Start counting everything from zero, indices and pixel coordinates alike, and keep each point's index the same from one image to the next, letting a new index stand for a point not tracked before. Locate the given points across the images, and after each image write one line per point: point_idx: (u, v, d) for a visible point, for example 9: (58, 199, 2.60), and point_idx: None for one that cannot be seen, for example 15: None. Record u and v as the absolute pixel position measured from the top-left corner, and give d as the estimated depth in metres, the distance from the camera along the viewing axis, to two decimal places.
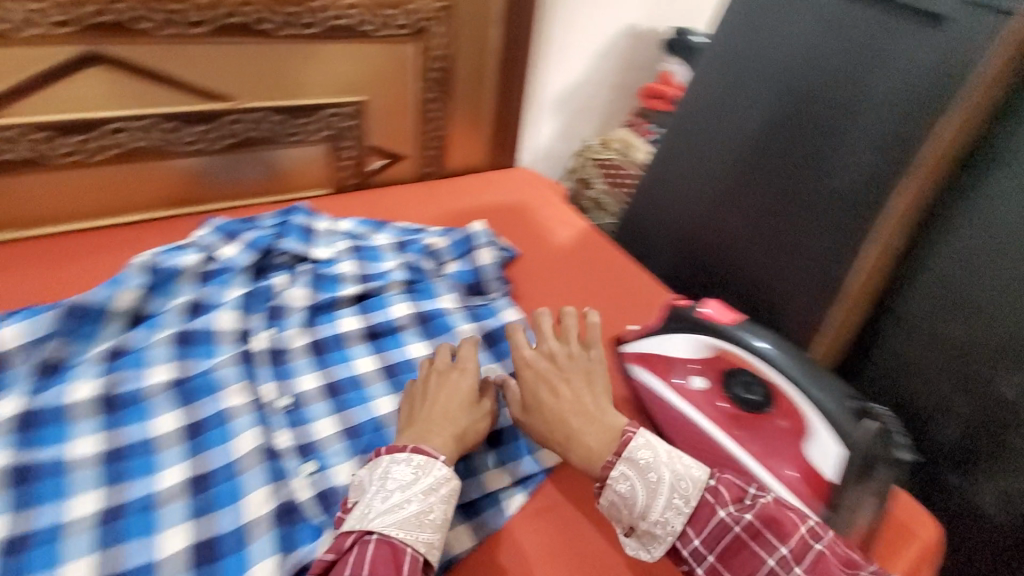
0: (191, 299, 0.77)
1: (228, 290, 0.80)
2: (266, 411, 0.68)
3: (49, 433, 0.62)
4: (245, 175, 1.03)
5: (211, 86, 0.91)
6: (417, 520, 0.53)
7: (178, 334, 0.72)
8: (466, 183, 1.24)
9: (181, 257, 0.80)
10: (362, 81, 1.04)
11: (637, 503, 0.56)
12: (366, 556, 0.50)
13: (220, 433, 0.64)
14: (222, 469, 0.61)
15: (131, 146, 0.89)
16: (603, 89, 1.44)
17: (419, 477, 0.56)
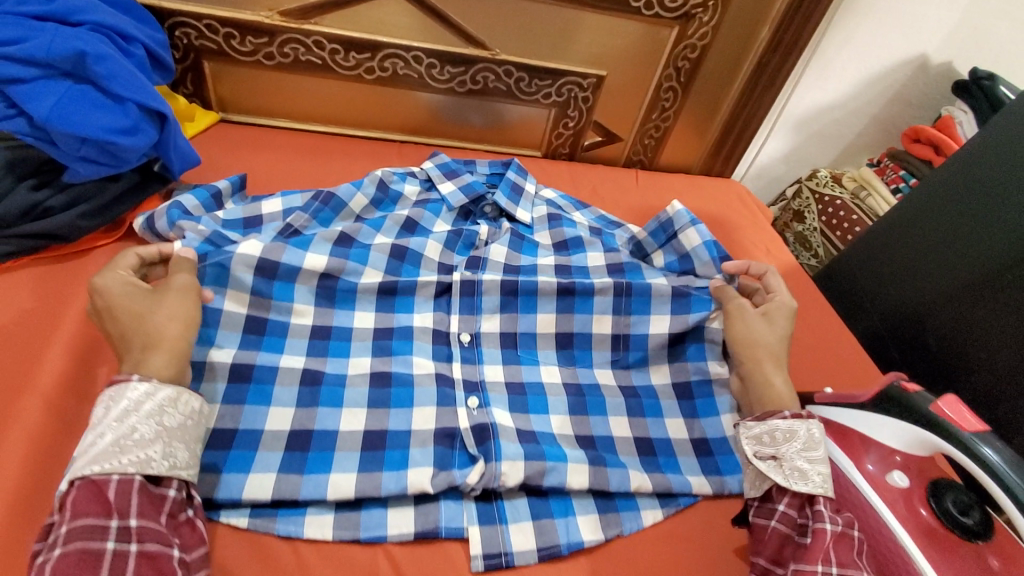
0: (408, 216, 0.83)
1: (438, 222, 0.86)
2: (448, 345, 0.71)
3: (282, 287, 0.69)
4: (476, 121, 1.09)
5: (477, 34, 0.97)
6: (120, 446, 0.48)
7: (395, 247, 0.76)
8: (674, 181, 1.18)
9: (407, 185, 0.88)
10: (610, 56, 1.03)
11: (815, 450, 0.59)
12: (72, 498, 0.45)
13: (404, 347, 0.70)
14: (400, 376, 0.66)
15: (399, 72, 0.99)
16: (855, 119, 1.27)
17: (111, 408, 0.49)
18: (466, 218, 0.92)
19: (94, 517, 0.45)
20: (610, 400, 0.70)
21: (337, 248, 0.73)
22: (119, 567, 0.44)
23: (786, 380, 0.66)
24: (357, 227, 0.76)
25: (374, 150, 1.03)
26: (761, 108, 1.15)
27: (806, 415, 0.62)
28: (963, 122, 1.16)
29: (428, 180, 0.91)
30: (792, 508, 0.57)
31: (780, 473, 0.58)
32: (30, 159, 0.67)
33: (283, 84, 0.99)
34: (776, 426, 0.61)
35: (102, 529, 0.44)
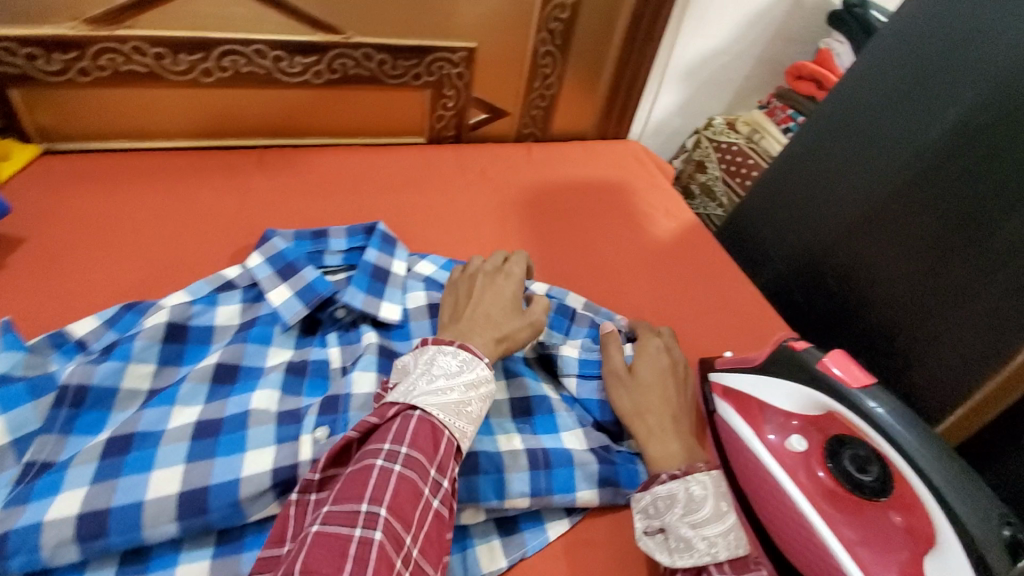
0: (244, 320, 0.67)
1: (270, 352, 0.65)
2: (297, 377, 0.62)
3: (87, 419, 0.56)
4: (344, 114, 0.99)
5: (322, 15, 0.87)
6: (456, 407, 0.53)
7: (244, 321, 0.67)
8: (568, 150, 1.13)
9: (218, 312, 0.67)
10: (477, 25, 0.95)
11: (700, 511, 0.53)
12: (410, 428, 0.51)
13: (247, 385, 0.60)
14: (234, 417, 0.56)
15: (242, 70, 0.88)
16: (742, 62, 1.26)
17: (464, 370, 0.56)
18: (313, 331, 0.69)
19: (425, 459, 0.50)
20: (496, 420, 0.62)
21: (165, 352, 0.62)
22: (423, 516, 0.49)
23: (684, 445, 0.59)
24: (185, 311, 0.65)
25: (232, 162, 0.92)
26: (646, 59, 1.12)
27: (692, 472, 0.55)
28: (840, 53, 1.17)
29: (254, 284, 0.70)
30: None
31: (665, 548, 0.53)
32: None
33: (110, 100, 0.86)
34: (657, 492, 0.54)
35: (426, 476, 0.49)
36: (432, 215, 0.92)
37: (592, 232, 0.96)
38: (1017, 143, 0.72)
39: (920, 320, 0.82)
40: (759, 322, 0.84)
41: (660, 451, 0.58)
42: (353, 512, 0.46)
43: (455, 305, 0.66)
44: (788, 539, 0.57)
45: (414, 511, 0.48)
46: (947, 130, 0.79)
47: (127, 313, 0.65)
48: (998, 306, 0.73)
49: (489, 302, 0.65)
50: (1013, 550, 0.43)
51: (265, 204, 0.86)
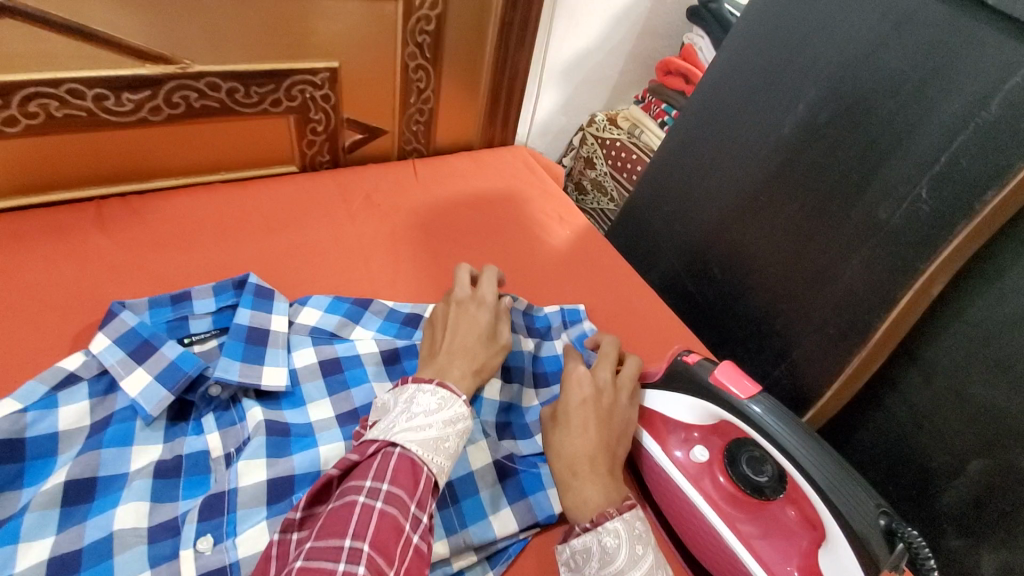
0: (96, 420, 0.58)
1: (134, 451, 0.56)
2: (172, 478, 0.55)
3: None
4: (197, 149, 0.88)
5: (147, 44, 0.75)
6: (435, 443, 0.50)
7: (97, 421, 0.58)
8: (455, 163, 1.10)
9: (60, 414, 0.56)
10: (336, 44, 0.88)
11: (614, 563, 0.48)
12: (389, 464, 0.48)
13: (109, 501, 0.52)
14: (96, 548, 0.48)
15: (57, 115, 0.75)
16: (614, 59, 1.28)
17: (442, 407, 0.53)
18: (184, 417, 0.62)
19: (406, 494, 0.47)
20: None
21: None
22: (405, 552, 0.45)
23: (598, 487, 0.54)
24: (19, 423, 0.54)
25: (61, 221, 0.78)
26: (521, 64, 1.10)
27: (602, 522, 0.50)
28: (702, 47, 1.23)
29: (105, 372, 0.60)
30: None
31: None
32: None
33: None
34: (575, 545, 0.51)
35: (407, 512, 0.46)
36: (313, 253, 0.84)
37: (487, 249, 0.93)
38: (854, 136, 0.78)
39: (793, 302, 0.88)
40: (657, 323, 0.86)
41: (570, 499, 0.54)
42: (338, 547, 0.43)
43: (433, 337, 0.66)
44: (704, 547, 0.58)
45: (397, 547, 0.45)
46: (797, 126, 0.84)
47: None
48: (854, 287, 0.80)
49: (460, 335, 0.64)
50: (890, 538, 0.47)
51: (110, 269, 0.74)
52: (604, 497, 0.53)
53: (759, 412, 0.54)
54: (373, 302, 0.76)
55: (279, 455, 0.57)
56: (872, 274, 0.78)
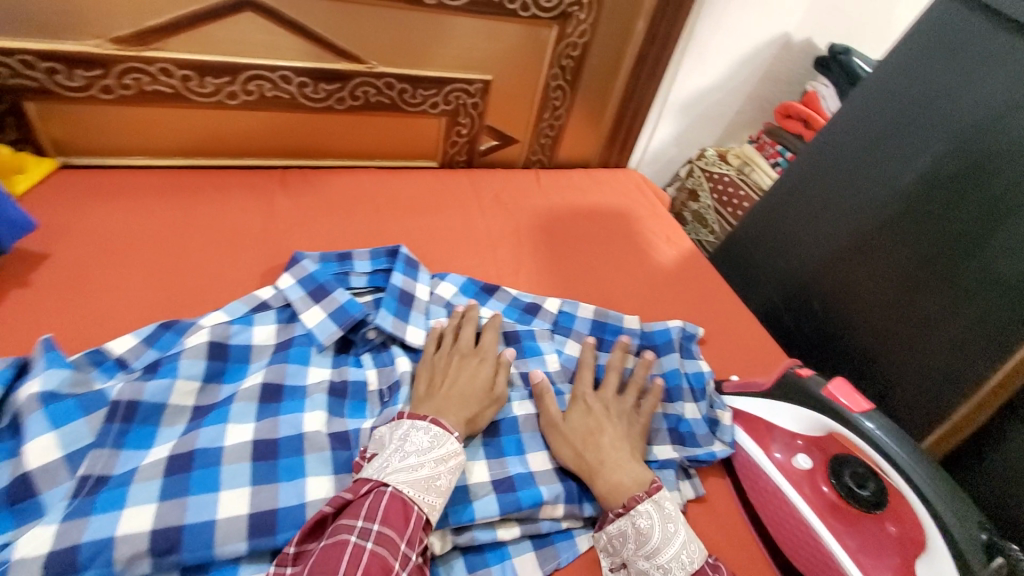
0: (279, 342, 0.69)
1: (310, 372, 0.67)
2: (340, 399, 0.66)
3: (138, 436, 0.56)
4: (363, 135, 1.01)
5: (347, 45, 0.90)
6: (426, 483, 0.55)
7: (280, 343, 0.69)
8: (574, 177, 1.18)
9: (255, 332, 0.69)
10: (494, 60, 1.00)
11: (649, 542, 0.56)
12: (381, 504, 0.52)
13: (294, 405, 0.62)
14: (288, 441, 0.59)
15: (268, 94, 0.90)
16: (733, 99, 1.34)
17: (435, 445, 0.57)
18: (346, 350, 0.72)
19: (395, 535, 0.51)
20: (527, 435, 0.69)
21: (210, 373, 0.63)
22: None
23: (626, 471, 0.62)
24: (226, 331, 0.67)
25: (253, 181, 0.93)
26: (647, 96, 1.18)
27: (636, 507, 0.58)
28: (826, 96, 1.27)
29: (288, 305, 0.73)
30: None
31: None
32: None
33: (133, 118, 0.86)
34: (610, 532, 0.59)
35: (396, 551, 0.50)
36: (450, 237, 0.95)
37: (599, 257, 1.01)
38: (981, 190, 0.79)
39: (899, 346, 0.89)
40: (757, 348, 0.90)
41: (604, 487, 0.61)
42: None
43: (428, 374, 0.68)
44: (795, 549, 0.61)
45: None
46: (920, 177, 0.86)
47: (165, 331, 0.66)
48: (967, 338, 0.80)
49: (455, 376, 0.67)
50: (990, 550, 0.50)
51: (287, 225, 0.87)
52: (638, 483, 0.61)
53: (875, 429, 0.56)
54: (497, 290, 0.85)
55: None
56: (986, 327, 0.78)
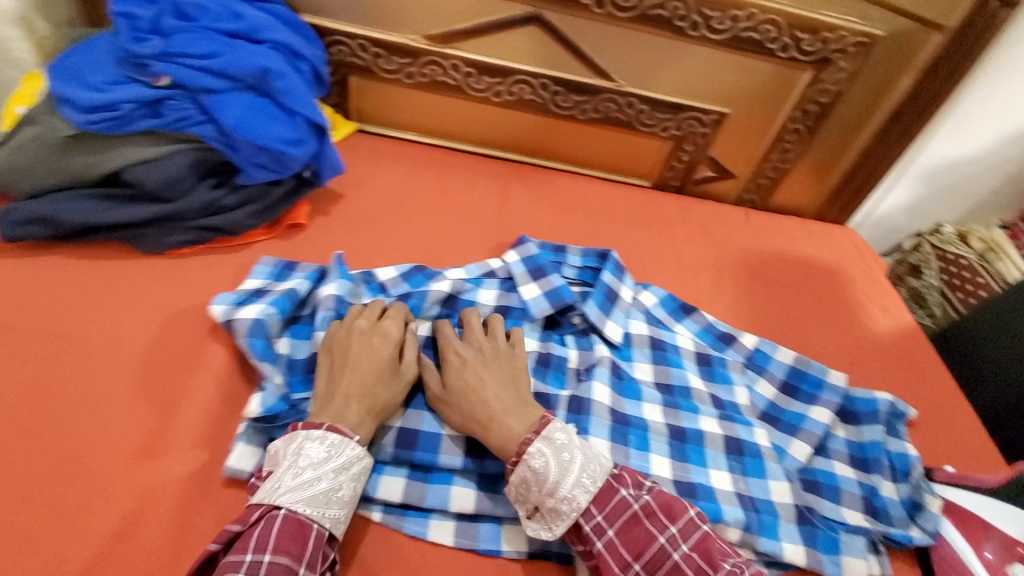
0: (499, 304, 0.80)
1: (521, 338, 0.76)
2: (543, 367, 0.73)
3: None
4: (592, 146, 1.08)
5: (603, 63, 0.97)
6: (325, 497, 0.54)
7: (500, 306, 0.79)
8: (786, 225, 1.15)
9: (481, 294, 0.81)
10: (737, 96, 1.02)
11: (549, 478, 0.57)
12: (273, 531, 0.51)
13: None
14: None
15: (525, 97, 1.02)
16: (991, 175, 1.19)
17: (332, 456, 0.56)
18: (552, 330, 0.80)
19: (292, 558, 0.51)
20: (711, 450, 0.70)
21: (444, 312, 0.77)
22: None
23: (512, 419, 0.61)
24: (461, 286, 0.80)
25: (493, 169, 1.06)
26: (890, 157, 1.10)
27: (527, 450, 0.58)
28: None
29: (509, 278, 0.83)
30: (576, 539, 0.58)
31: (544, 523, 0.58)
32: (212, 160, 0.76)
33: (418, 100, 1.04)
34: (514, 481, 0.58)
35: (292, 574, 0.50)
36: (655, 254, 0.98)
37: (801, 311, 0.97)
38: None
39: None
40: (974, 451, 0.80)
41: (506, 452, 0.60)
42: None
43: (330, 363, 0.64)
44: None
45: None
46: None
47: (418, 272, 0.82)
48: None
49: (363, 360, 0.64)
50: None
51: (516, 213, 0.98)
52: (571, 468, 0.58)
53: None
54: (695, 311, 0.86)
55: (616, 394, 0.72)
56: None
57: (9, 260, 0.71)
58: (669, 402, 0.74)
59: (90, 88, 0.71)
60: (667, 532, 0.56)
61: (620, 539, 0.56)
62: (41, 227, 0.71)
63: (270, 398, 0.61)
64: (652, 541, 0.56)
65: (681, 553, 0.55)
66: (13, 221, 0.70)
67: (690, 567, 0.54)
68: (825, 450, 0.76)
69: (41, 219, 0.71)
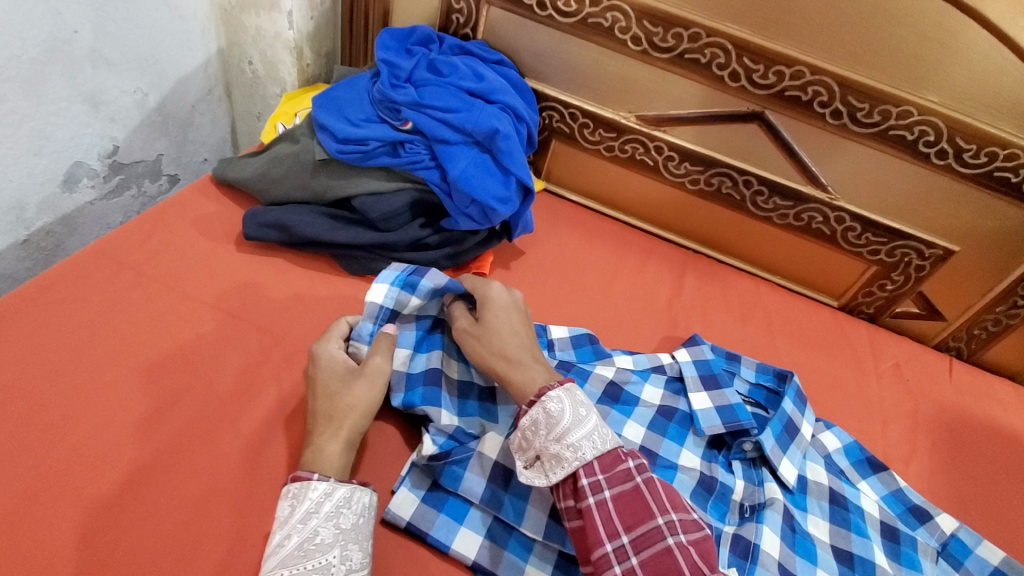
0: (664, 404, 0.74)
1: (684, 452, 0.70)
2: (705, 492, 0.67)
3: None
4: (781, 251, 1.01)
5: (821, 173, 0.91)
6: (302, 550, 0.50)
7: (665, 407, 0.74)
8: (1000, 390, 0.97)
9: (646, 389, 0.76)
10: (972, 235, 0.89)
11: (559, 424, 0.54)
12: None
13: (665, 474, 0.67)
14: None
15: (723, 190, 0.98)
16: None
17: (296, 508, 0.53)
18: (716, 449, 0.73)
19: None
20: None
21: (604, 398, 0.73)
22: None
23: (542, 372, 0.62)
24: (626, 375, 0.76)
25: (670, 254, 1.03)
26: None
27: (547, 392, 0.57)
28: None
29: (678, 378, 0.78)
30: (569, 497, 0.53)
31: (543, 471, 0.55)
32: (427, 202, 0.82)
33: (609, 173, 1.05)
34: (524, 424, 0.56)
35: None
36: (834, 388, 0.87)
37: (1012, 504, 0.80)
38: None
39: None
40: None
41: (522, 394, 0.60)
42: None
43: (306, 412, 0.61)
44: None
45: None
46: None
47: (587, 344, 0.79)
48: None
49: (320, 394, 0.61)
50: None
51: (686, 307, 0.93)
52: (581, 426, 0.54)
53: None
54: (884, 471, 0.74)
55: (787, 546, 0.64)
56: None
57: (247, 254, 0.81)
58: None
59: (348, 121, 0.82)
60: (666, 515, 0.49)
61: (615, 506, 0.51)
62: (278, 232, 0.81)
63: (440, 437, 0.63)
64: (648, 520, 0.49)
65: (678, 541, 0.48)
66: (259, 222, 0.81)
67: (684, 559, 0.47)
68: None
69: (280, 226, 0.80)
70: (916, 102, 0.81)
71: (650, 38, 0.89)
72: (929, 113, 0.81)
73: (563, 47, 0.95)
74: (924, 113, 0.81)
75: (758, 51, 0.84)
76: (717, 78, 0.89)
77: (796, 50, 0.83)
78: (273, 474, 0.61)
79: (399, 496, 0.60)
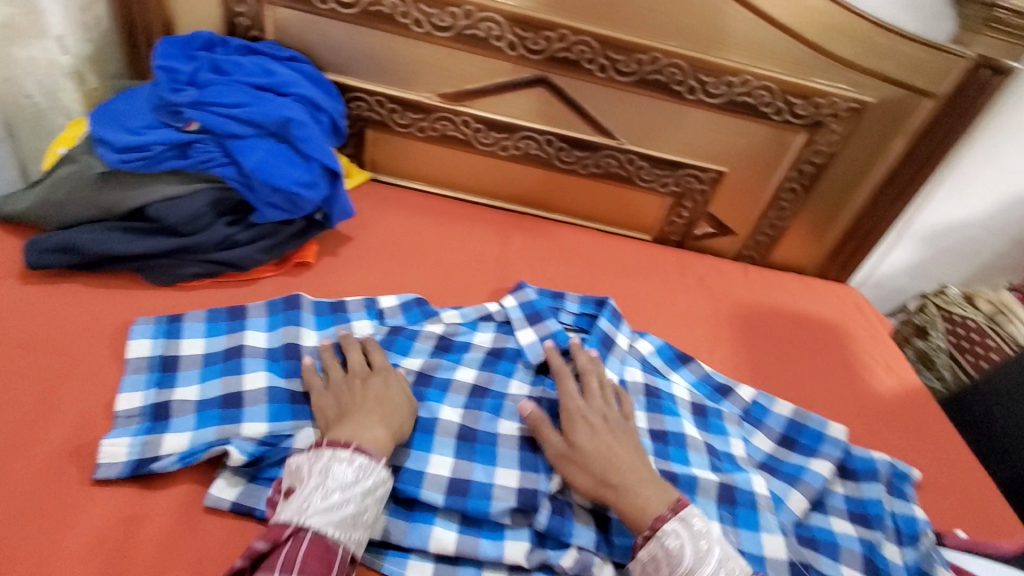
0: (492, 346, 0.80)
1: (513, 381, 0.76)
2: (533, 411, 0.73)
3: None
4: (592, 199, 1.12)
5: (606, 122, 1.03)
6: (349, 521, 0.53)
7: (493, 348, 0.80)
8: (787, 283, 1.14)
9: (476, 337, 0.81)
10: (734, 156, 1.06)
11: (681, 561, 0.55)
12: (299, 552, 0.51)
13: (494, 405, 0.72)
14: (487, 432, 0.69)
15: (530, 151, 1.07)
16: (994, 239, 1.19)
17: (360, 479, 0.55)
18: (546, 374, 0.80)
19: None
20: (704, 497, 0.68)
21: (436, 352, 0.77)
22: None
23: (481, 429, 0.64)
24: (456, 328, 0.81)
25: (498, 218, 1.10)
26: (889, 216, 1.10)
27: (661, 526, 0.57)
28: None
29: (506, 321, 0.84)
30: None
31: None
32: (229, 200, 0.81)
33: (426, 153, 1.10)
34: (640, 558, 0.57)
35: None
36: (651, 306, 0.99)
37: (801, 367, 0.96)
38: None
39: None
40: (979, 523, 0.77)
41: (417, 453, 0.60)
42: None
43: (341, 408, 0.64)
44: None
45: None
46: None
47: (416, 307, 0.84)
48: None
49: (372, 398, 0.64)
50: None
51: (516, 261, 1.01)
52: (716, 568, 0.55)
53: None
54: (691, 361, 0.86)
55: None
56: None
57: (32, 287, 0.75)
58: (661, 450, 0.73)
59: (128, 131, 0.78)
60: None
61: None
62: (67, 256, 0.76)
63: (247, 444, 0.62)
64: None
65: None
66: (42, 249, 0.75)
67: None
68: (823, 506, 0.73)
69: (67, 249, 0.75)
70: (660, 48, 0.94)
71: (429, 19, 0.95)
72: (672, 56, 0.95)
73: (352, 37, 0.99)
74: (669, 56, 0.95)
75: (524, 20, 0.93)
76: (497, 49, 0.97)
77: (555, 15, 0.93)
78: (83, 494, 0.58)
79: (216, 489, 0.60)
